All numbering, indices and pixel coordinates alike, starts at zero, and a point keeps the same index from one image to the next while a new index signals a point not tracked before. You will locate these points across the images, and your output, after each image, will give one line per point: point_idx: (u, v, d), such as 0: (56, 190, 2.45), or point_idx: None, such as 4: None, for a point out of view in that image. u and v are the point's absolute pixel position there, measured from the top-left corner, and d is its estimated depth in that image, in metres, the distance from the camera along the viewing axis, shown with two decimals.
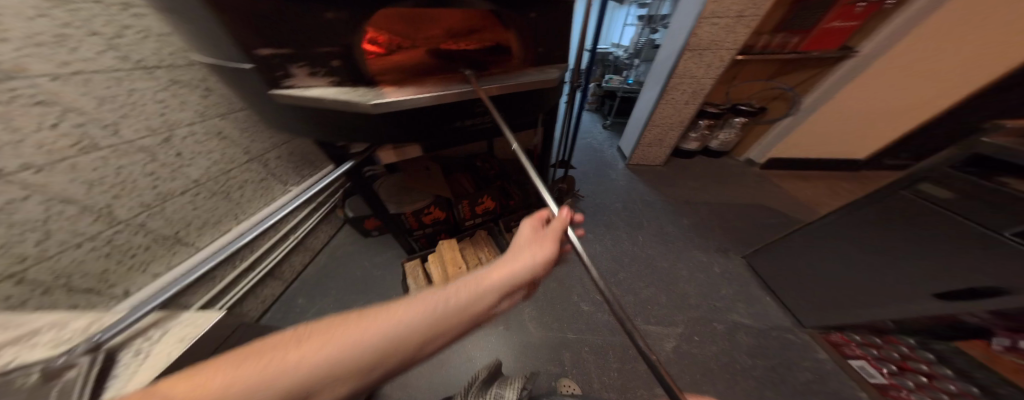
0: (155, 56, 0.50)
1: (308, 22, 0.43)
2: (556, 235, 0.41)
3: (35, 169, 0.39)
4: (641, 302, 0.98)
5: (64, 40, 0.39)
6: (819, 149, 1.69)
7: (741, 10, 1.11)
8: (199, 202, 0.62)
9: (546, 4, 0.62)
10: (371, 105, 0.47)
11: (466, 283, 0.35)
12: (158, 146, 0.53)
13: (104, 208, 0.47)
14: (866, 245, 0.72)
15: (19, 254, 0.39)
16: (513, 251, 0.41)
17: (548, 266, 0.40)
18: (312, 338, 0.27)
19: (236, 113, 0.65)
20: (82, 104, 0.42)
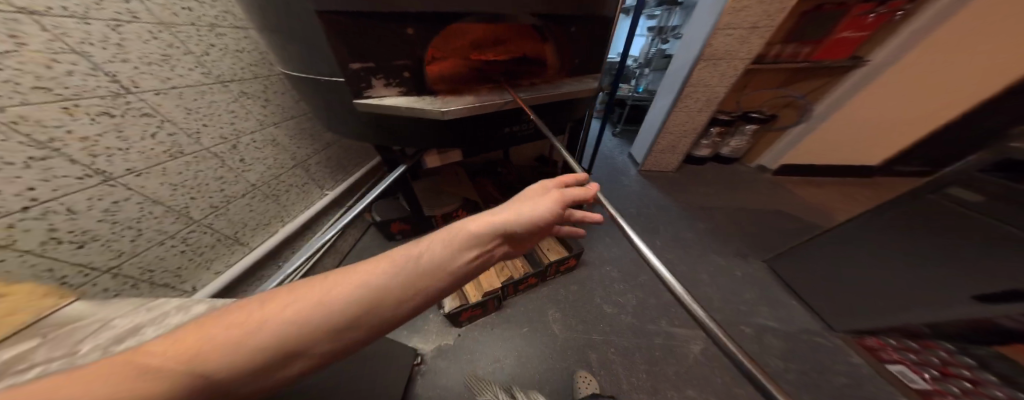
0: (231, 72, 0.68)
1: (392, 40, 0.58)
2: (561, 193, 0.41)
3: (136, 173, 0.53)
4: (664, 305, 1.05)
5: (167, 63, 0.56)
6: (832, 156, 1.70)
7: (755, 22, 1.18)
8: (253, 205, 0.78)
9: (585, 19, 0.74)
10: (435, 111, 0.59)
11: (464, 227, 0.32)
12: (226, 153, 0.69)
13: (182, 208, 0.61)
14: (894, 251, 0.77)
15: (116, 250, 0.52)
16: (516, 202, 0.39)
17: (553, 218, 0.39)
18: (296, 291, 0.22)
19: (285, 122, 0.84)
20: (174, 115, 0.58)
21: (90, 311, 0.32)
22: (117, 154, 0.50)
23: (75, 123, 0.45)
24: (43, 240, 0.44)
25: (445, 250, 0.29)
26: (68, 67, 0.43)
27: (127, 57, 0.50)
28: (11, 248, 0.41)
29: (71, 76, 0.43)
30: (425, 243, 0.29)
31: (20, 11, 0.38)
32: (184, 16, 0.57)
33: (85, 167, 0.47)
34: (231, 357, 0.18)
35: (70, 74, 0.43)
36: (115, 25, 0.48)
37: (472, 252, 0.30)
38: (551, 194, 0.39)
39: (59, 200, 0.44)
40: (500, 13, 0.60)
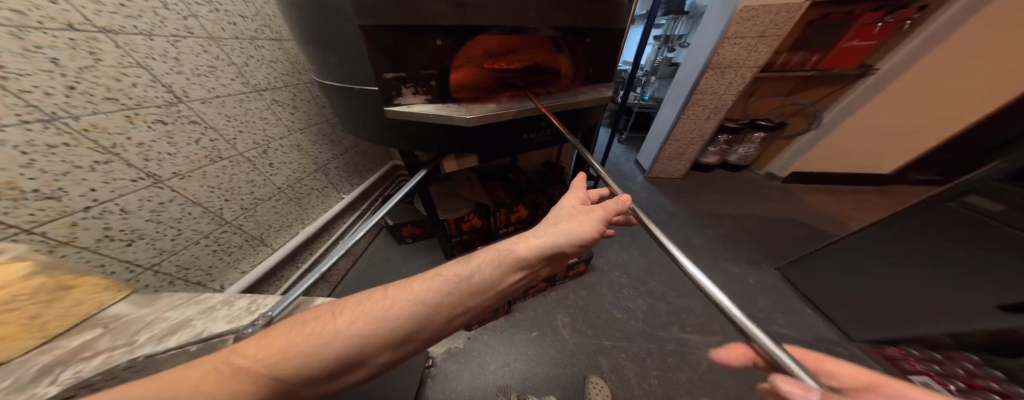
0: (265, 82, 0.79)
1: (424, 50, 0.61)
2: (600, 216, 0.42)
3: (181, 176, 0.62)
4: (675, 311, 1.04)
5: (211, 75, 0.66)
6: (841, 164, 1.68)
7: (763, 31, 1.20)
8: (277, 207, 0.87)
9: (600, 32, 0.77)
10: (461, 118, 0.61)
11: (494, 256, 0.38)
12: (257, 157, 0.79)
13: (217, 209, 0.70)
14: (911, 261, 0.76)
15: (159, 248, 0.60)
16: (548, 226, 0.42)
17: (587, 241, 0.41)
18: (343, 312, 0.30)
19: (308, 129, 0.95)
20: (216, 122, 0.68)
21: (130, 311, 0.35)
22: (166, 158, 0.59)
23: (134, 131, 0.54)
24: (98, 237, 0.51)
25: (475, 277, 0.35)
26: (133, 80, 0.53)
27: (180, 70, 0.60)
28: (71, 245, 0.48)
29: (134, 86, 0.53)
30: (473, 268, 0.36)
31: (101, 31, 0.48)
32: (229, 31, 0.69)
33: (138, 170, 0.55)
34: (298, 364, 0.26)
35: (134, 85, 0.53)
36: (174, 41, 0.59)
37: (516, 276, 0.38)
38: (594, 213, 0.42)
39: (114, 201, 0.52)
40: (521, 26, 0.63)
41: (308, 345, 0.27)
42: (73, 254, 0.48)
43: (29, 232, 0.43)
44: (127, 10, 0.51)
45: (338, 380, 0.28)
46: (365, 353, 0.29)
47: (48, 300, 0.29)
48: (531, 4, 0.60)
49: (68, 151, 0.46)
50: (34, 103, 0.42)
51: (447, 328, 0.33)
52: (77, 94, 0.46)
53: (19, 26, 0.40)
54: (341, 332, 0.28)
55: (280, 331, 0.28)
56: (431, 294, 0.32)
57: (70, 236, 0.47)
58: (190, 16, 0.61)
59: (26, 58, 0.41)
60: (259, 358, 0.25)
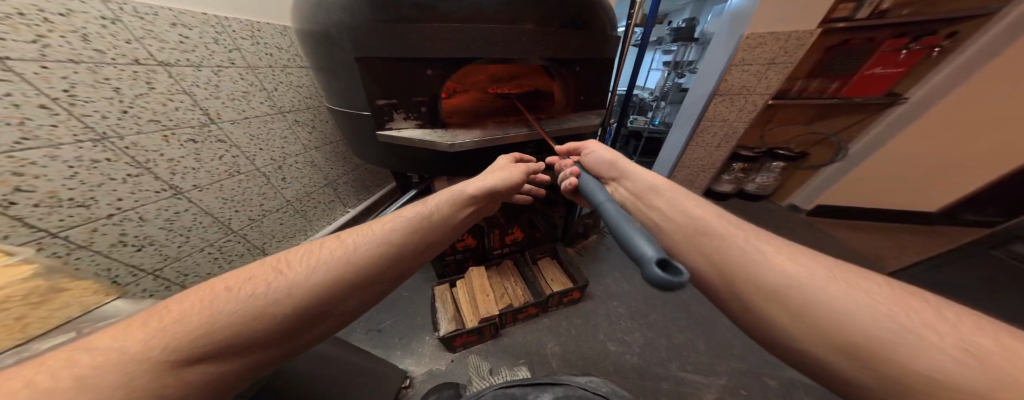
0: (290, 105, 0.88)
1: (415, 79, 0.66)
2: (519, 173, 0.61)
3: (201, 189, 0.69)
4: (676, 347, 0.97)
5: (244, 99, 0.75)
6: (875, 194, 1.54)
7: (772, 58, 1.16)
8: (282, 219, 0.93)
9: (590, 61, 0.79)
10: (443, 143, 0.65)
11: (443, 195, 0.52)
12: (272, 172, 0.86)
13: (227, 219, 0.76)
14: None
15: (164, 254, 0.65)
16: (484, 175, 0.59)
17: (510, 184, 0.59)
18: (295, 265, 0.31)
19: (324, 147, 1.03)
20: (240, 141, 0.76)
21: (111, 316, 0.38)
22: (190, 172, 0.67)
23: (167, 147, 0.62)
24: (112, 243, 0.57)
25: (436, 213, 0.47)
26: (177, 104, 0.62)
27: (217, 95, 0.69)
28: (87, 249, 0.54)
29: (176, 110, 0.63)
30: (434, 208, 0.48)
31: (160, 64, 0.59)
32: (265, 60, 0.78)
33: (163, 183, 0.62)
34: (245, 325, 0.26)
35: (176, 109, 0.63)
36: (218, 70, 0.68)
37: (467, 210, 0.53)
38: (519, 169, 0.62)
39: (135, 210, 0.59)
40: (507, 58, 0.67)
41: (249, 308, 0.26)
42: (86, 257, 0.53)
43: (54, 236, 0.49)
44: (183, 46, 0.62)
45: (294, 337, 0.30)
46: (327, 303, 0.31)
47: (37, 302, 0.33)
48: (512, 37, 0.63)
49: (108, 165, 0.54)
50: (91, 125, 0.51)
51: (408, 261, 0.41)
52: (127, 117, 0.55)
53: (97, 63, 0.51)
54: (297, 284, 0.29)
55: (197, 301, 0.25)
56: (392, 234, 0.39)
57: (88, 241, 0.53)
58: (235, 49, 0.71)
59: (95, 88, 0.51)
60: (179, 332, 0.23)
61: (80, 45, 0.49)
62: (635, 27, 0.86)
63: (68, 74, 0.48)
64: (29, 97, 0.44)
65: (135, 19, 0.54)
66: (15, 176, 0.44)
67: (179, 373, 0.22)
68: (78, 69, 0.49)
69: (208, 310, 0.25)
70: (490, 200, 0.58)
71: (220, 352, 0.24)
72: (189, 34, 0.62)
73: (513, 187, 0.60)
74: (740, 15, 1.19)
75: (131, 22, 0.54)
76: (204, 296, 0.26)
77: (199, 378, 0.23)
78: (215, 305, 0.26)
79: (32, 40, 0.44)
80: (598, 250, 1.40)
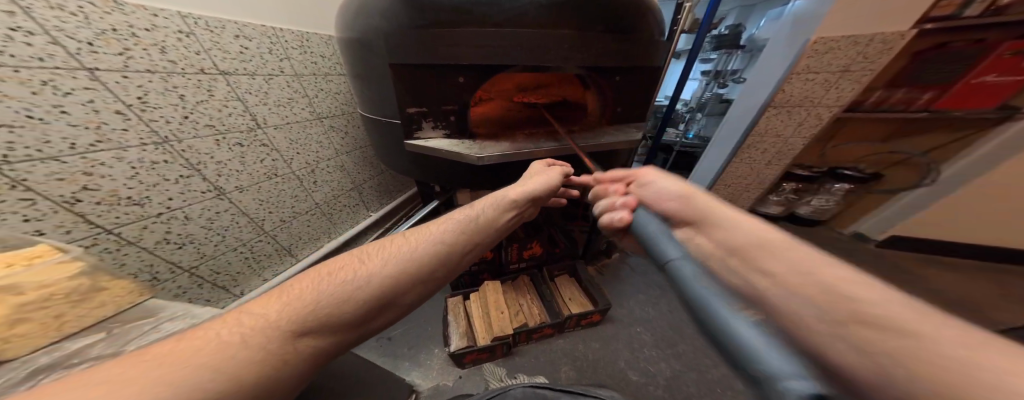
0: (328, 110, 0.92)
1: (445, 87, 0.64)
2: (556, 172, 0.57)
3: (241, 190, 0.74)
4: (709, 384, 0.86)
5: (288, 106, 0.79)
6: (967, 228, 1.29)
7: (847, 64, 1.00)
8: (310, 222, 0.97)
9: (630, 69, 0.73)
10: (469, 155, 0.63)
11: (487, 198, 0.49)
12: (305, 176, 0.90)
13: (260, 220, 0.81)
14: None
15: (202, 252, 0.69)
16: (528, 177, 0.56)
17: (554, 188, 0.54)
18: (372, 258, 0.32)
19: (355, 151, 1.07)
20: (281, 145, 0.80)
21: (139, 316, 0.39)
22: (235, 174, 0.71)
23: (217, 151, 0.66)
24: (157, 239, 0.61)
25: (481, 217, 0.44)
26: (230, 110, 0.66)
27: (265, 102, 0.73)
28: (134, 245, 0.58)
29: (229, 115, 0.67)
30: (479, 210, 0.45)
31: (221, 73, 0.63)
32: (310, 69, 0.82)
33: (209, 184, 0.67)
34: (335, 309, 0.27)
35: (229, 114, 0.67)
36: (269, 78, 0.72)
37: (511, 214, 0.49)
38: (555, 168, 0.59)
39: (181, 209, 0.63)
40: (542, 65, 0.63)
41: (339, 292, 0.28)
42: (133, 252, 0.58)
43: (109, 231, 0.54)
44: (242, 56, 0.66)
45: (369, 324, 0.30)
46: (396, 294, 0.31)
47: (77, 300, 0.35)
48: (550, 43, 0.59)
49: (165, 167, 0.59)
50: (155, 129, 0.56)
51: (461, 261, 0.39)
52: (187, 122, 0.60)
53: (169, 72, 0.56)
54: (375, 274, 0.30)
55: (306, 284, 0.28)
56: (447, 235, 0.39)
57: (137, 237, 0.58)
58: (285, 58, 0.75)
59: (163, 95, 0.55)
60: (292, 310, 0.25)
61: (158, 57, 0.53)
62: (681, 33, 0.79)
63: (143, 82, 0.52)
64: (108, 104, 0.49)
65: (205, 32, 0.59)
66: (85, 175, 0.49)
67: (295, 343, 0.24)
68: (153, 78, 0.54)
69: (308, 290, 0.27)
70: (535, 206, 0.54)
71: (321, 328, 0.26)
72: (249, 45, 0.67)
73: (554, 191, 0.55)
74: (812, 13, 1.01)
75: (201, 35, 0.58)
76: (308, 280, 0.28)
77: (305, 351, 0.24)
78: (313, 286, 0.28)
79: (119, 53, 0.49)
80: (622, 269, 1.30)
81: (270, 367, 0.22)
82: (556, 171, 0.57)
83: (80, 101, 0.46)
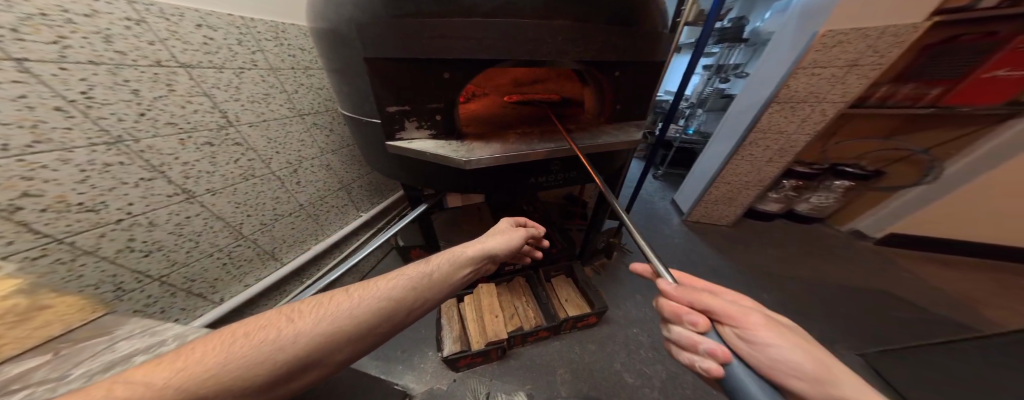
0: (308, 107, 0.89)
1: (428, 84, 0.61)
2: (517, 234, 0.59)
3: (212, 193, 0.70)
4: (705, 385, 0.85)
5: (263, 102, 0.75)
6: (962, 224, 1.29)
7: (854, 59, 0.96)
8: (294, 224, 0.95)
9: (630, 64, 0.69)
10: (456, 158, 0.60)
11: (446, 253, 0.47)
12: (287, 176, 0.88)
13: (237, 223, 0.78)
14: None
15: (172, 260, 0.67)
16: (488, 236, 0.56)
17: (511, 247, 0.56)
18: (305, 314, 0.28)
19: (341, 149, 1.06)
20: (257, 145, 0.77)
21: (91, 335, 0.36)
22: (205, 176, 0.68)
23: (183, 151, 0.62)
24: (119, 248, 0.57)
25: (437, 273, 0.41)
26: (195, 106, 0.62)
27: (237, 98, 0.69)
28: (93, 255, 0.54)
29: (195, 112, 0.63)
30: (436, 263, 0.43)
31: (182, 66, 0.59)
32: (287, 62, 0.79)
33: (176, 187, 0.63)
34: (246, 373, 0.23)
35: (195, 111, 0.63)
36: (239, 72, 0.68)
37: (468, 270, 0.47)
38: (522, 230, 0.61)
39: (145, 214, 0.60)
40: (535, 60, 0.59)
41: (254, 353, 0.24)
42: (91, 262, 0.54)
43: (60, 241, 0.49)
44: (206, 48, 0.61)
45: (284, 387, 0.26)
46: (324, 352, 0.27)
47: (15, 321, 0.32)
48: (546, 35, 0.55)
49: (122, 169, 0.54)
50: (105, 128, 0.51)
51: (408, 317, 0.35)
52: (145, 120, 0.55)
53: (117, 64, 0.50)
54: (305, 332, 0.27)
55: (216, 345, 0.24)
56: (397, 289, 0.35)
57: (95, 245, 0.54)
58: (258, 50, 0.71)
59: (113, 90, 0.50)
60: (192, 373, 0.21)
61: (103, 46, 0.48)
62: (685, 25, 0.74)
63: (87, 75, 0.47)
64: (44, 99, 0.44)
65: (160, 20, 0.54)
66: (25, 180, 0.44)
67: None
68: (98, 70, 0.48)
69: (216, 354, 0.23)
70: (494, 260, 0.54)
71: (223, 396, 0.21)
72: (215, 35, 0.62)
73: (513, 250, 0.57)
74: (819, 6, 0.96)
75: (156, 23, 0.53)
76: (224, 338, 0.24)
77: None
78: (223, 349, 0.24)
79: (53, 41, 0.43)
80: (618, 269, 1.28)
81: None
82: (518, 232, 0.59)
83: (10, 97, 0.41)
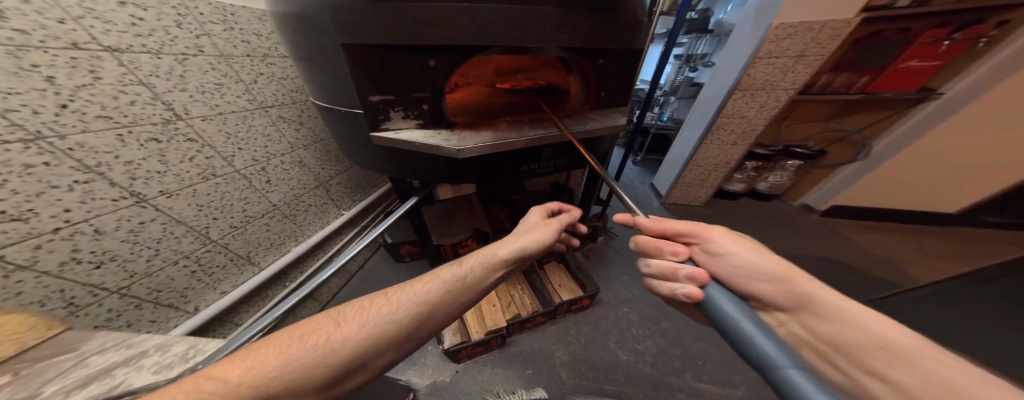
0: (271, 99, 0.82)
1: (415, 72, 0.59)
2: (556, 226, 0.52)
3: (167, 195, 0.64)
4: (691, 356, 0.93)
5: (216, 93, 0.69)
6: (895, 194, 1.48)
7: (802, 49, 1.07)
8: (269, 225, 0.89)
9: (612, 52, 0.72)
10: (448, 146, 0.59)
11: (479, 254, 0.44)
12: (255, 174, 0.82)
13: (203, 228, 0.71)
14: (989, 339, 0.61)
15: (131, 270, 0.60)
16: (521, 231, 0.52)
17: (550, 243, 0.50)
18: (349, 321, 0.29)
19: (314, 144, 0.99)
20: (215, 140, 0.70)
21: (57, 350, 0.32)
22: (155, 176, 0.61)
23: (123, 148, 0.55)
24: (62, 261, 0.51)
25: (470, 275, 0.39)
26: (132, 97, 0.55)
27: (183, 88, 0.63)
28: (30, 271, 0.48)
29: (133, 104, 0.55)
30: (470, 266, 0.41)
31: (106, 49, 0.51)
32: (240, 49, 0.72)
33: (121, 189, 0.56)
34: (302, 374, 0.24)
35: (132, 103, 0.55)
36: (181, 59, 0.61)
37: (502, 270, 0.44)
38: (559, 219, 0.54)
39: (88, 221, 0.53)
40: (522, 46, 0.59)
41: (310, 355, 0.25)
42: (30, 279, 0.48)
43: None
44: (134, 29, 0.54)
45: (337, 388, 0.27)
46: (368, 355, 0.28)
47: None
48: (532, 21, 0.56)
49: (48, 171, 0.47)
50: (17, 122, 0.43)
51: (448, 319, 0.35)
52: (68, 112, 0.48)
53: (20, 45, 0.42)
54: (349, 337, 0.27)
55: (277, 347, 0.25)
56: (434, 293, 0.34)
57: (31, 259, 0.47)
58: (203, 34, 0.64)
59: (18, 76, 0.43)
60: (258, 377, 0.23)
61: None
62: (660, 15, 0.78)
63: None
64: None
65: None
66: None
67: None
68: None
69: (278, 360, 0.24)
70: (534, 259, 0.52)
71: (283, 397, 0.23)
72: (144, 15, 0.55)
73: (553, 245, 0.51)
74: (769, 2, 1.05)
75: None
76: (284, 341, 0.26)
77: None
78: (284, 355, 0.25)
79: None
80: (606, 253, 1.34)
81: None
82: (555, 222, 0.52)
83: None
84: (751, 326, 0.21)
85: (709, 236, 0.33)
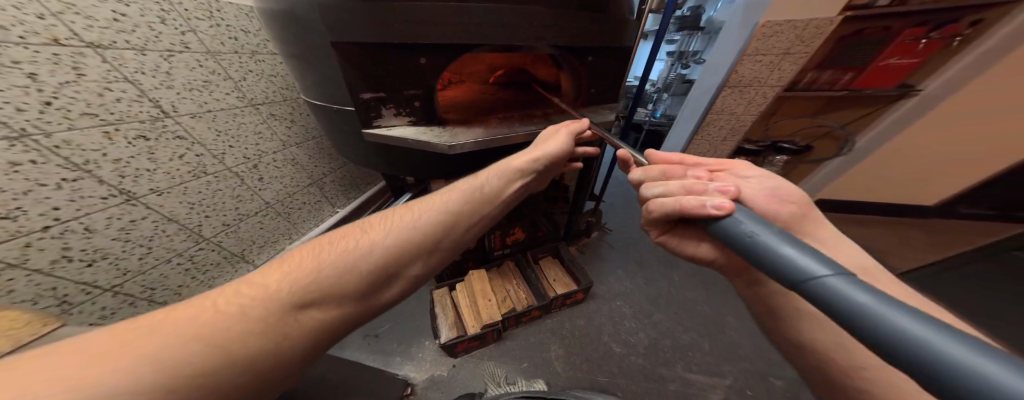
0: (262, 96, 0.81)
1: (405, 69, 0.60)
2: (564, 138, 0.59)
3: (159, 193, 0.64)
4: (681, 347, 0.96)
5: (205, 90, 0.68)
6: (877, 188, 1.54)
7: (788, 47, 1.10)
8: (263, 223, 0.89)
9: (602, 50, 0.73)
10: (439, 143, 0.60)
11: (492, 170, 0.51)
12: (247, 172, 0.81)
13: (195, 227, 0.71)
14: None
15: (122, 268, 0.62)
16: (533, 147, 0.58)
17: (561, 154, 0.58)
18: (374, 229, 0.34)
19: (308, 142, 0.99)
20: (205, 138, 0.70)
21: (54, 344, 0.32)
22: (144, 174, 0.61)
23: (111, 146, 0.55)
24: (53, 259, 0.52)
25: (485, 188, 0.46)
26: (117, 94, 0.55)
27: (171, 85, 0.62)
28: (21, 268, 0.49)
29: (119, 101, 0.55)
30: (484, 179, 0.48)
31: (88, 46, 0.50)
32: (228, 45, 0.71)
33: (111, 187, 0.56)
34: (341, 270, 0.29)
35: (118, 100, 0.55)
36: (167, 55, 0.61)
37: (517, 180, 0.51)
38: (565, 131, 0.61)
39: (78, 219, 0.54)
40: (513, 44, 0.60)
41: (345, 259, 0.30)
42: (22, 276, 0.49)
43: None
44: (117, 25, 0.53)
45: (376, 296, 0.32)
46: (399, 262, 0.33)
47: None
48: (521, 20, 0.57)
49: (35, 169, 0.48)
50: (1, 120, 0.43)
51: (468, 226, 0.42)
52: (52, 110, 0.48)
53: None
54: (378, 243, 0.32)
55: (309, 254, 0.30)
56: (451, 204, 0.40)
57: (21, 257, 0.49)
58: (189, 31, 0.63)
59: None
60: (303, 278, 0.27)
61: None
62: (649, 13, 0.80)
63: None
64: None
65: None
66: None
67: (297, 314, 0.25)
68: None
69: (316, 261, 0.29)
70: (546, 170, 0.58)
71: (324, 301, 0.27)
72: (126, 10, 0.54)
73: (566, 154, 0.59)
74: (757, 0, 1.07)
75: None
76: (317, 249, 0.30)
77: (316, 320, 0.26)
78: (321, 256, 0.29)
79: None
80: (600, 248, 1.36)
81: (271, 339, 0.23)
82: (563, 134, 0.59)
83: None
84: (795, 253, 0.19)
85: (737, 166, 0.39)
